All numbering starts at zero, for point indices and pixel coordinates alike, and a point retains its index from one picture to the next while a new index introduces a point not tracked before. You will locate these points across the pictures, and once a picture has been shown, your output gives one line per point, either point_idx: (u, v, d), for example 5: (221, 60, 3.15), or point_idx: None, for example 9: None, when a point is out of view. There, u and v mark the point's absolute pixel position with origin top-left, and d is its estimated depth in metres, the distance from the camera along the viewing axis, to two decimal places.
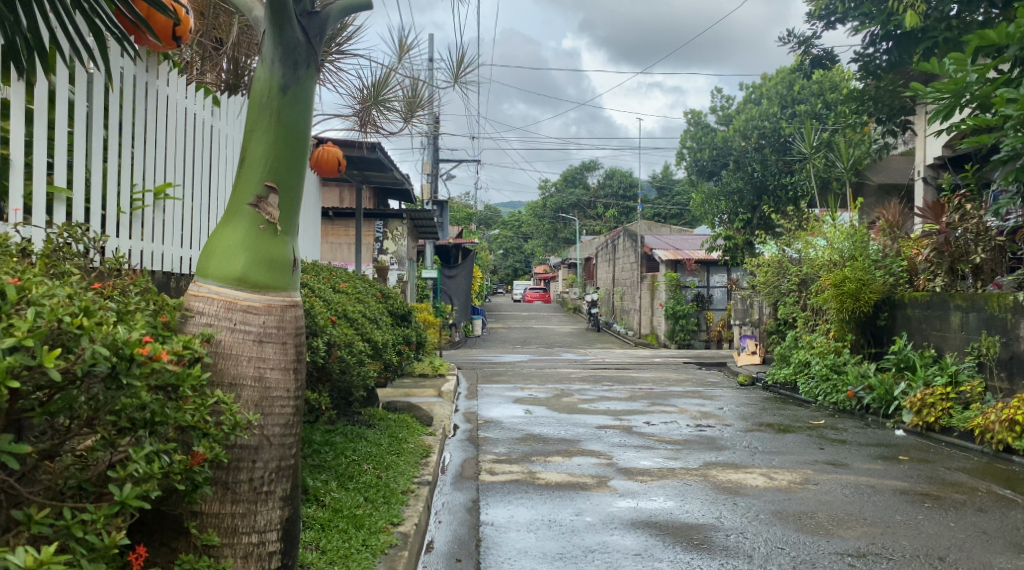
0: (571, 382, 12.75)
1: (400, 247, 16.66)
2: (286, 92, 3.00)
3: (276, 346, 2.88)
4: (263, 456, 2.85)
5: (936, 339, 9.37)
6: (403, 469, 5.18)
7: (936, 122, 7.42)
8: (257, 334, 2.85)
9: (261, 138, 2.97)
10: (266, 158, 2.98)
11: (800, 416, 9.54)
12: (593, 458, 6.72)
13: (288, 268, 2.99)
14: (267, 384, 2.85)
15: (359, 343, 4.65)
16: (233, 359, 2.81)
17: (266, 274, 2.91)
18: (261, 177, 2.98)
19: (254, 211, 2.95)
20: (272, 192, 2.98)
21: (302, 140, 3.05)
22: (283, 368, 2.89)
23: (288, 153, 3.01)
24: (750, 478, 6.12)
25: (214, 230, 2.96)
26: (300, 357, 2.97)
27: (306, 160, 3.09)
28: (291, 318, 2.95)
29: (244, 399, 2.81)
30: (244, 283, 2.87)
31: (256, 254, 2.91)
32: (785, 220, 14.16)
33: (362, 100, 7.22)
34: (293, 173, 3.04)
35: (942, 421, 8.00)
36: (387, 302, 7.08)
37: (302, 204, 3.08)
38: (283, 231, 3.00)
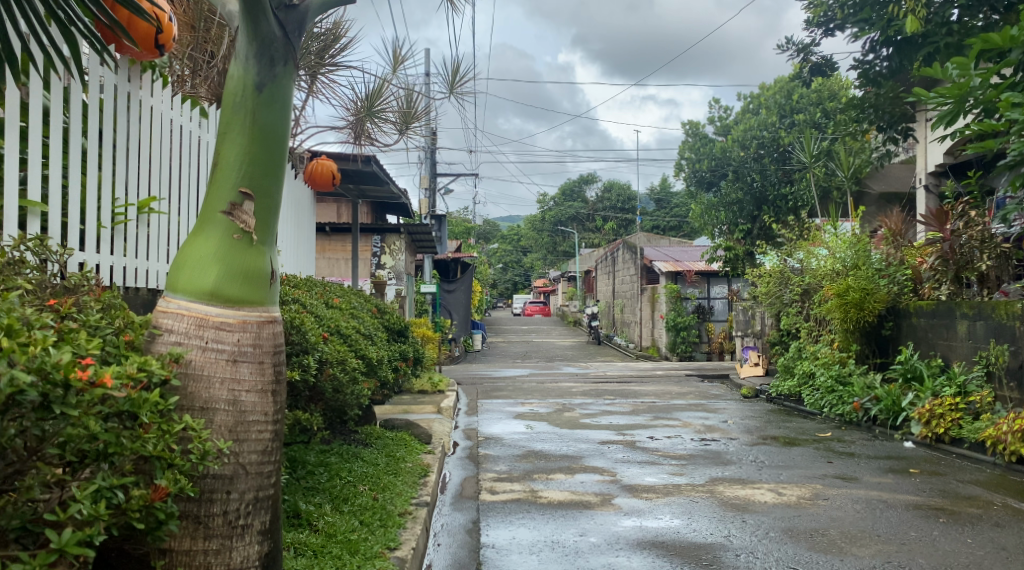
0: (573, 396, 12.58)
1: (398, 262, 16.52)
2: (262, 91, 2.85)
3: (251, 365, 2.73)
4: (239, 487, 2.69)
5: (942, 349, 9.21)
6: (400, 490, 5.02)
7: (940, 127, 7.28)
8: (230, 353, 2.70)
9: (234, 141, 2.83)
10: (239, 162, 2.83)
11: (806, 428, 9.37)
12: (596, 475, 6.55)
13: (264, 279, 2.85)
14: (242, 408, 2.70)
15: (352, 360, 4.50)
16: (204, 381, 2.66)
17: (240, 286, 2.77)
18: (235, 182, 2.83)
19: (227, 219, 2.81)
20: (246, 198, 2.83)
21: (279, 143, 2.90)
22: (259, 390, 2.74)
23: (265, 157, 2.87)
24: (758, 494, 5.96)
25: (185, 241, 2.82)
26: (278, 378, 2.82)
27: (284, 162, 2.94)
28: (268, 335, 2.80)
29: (217, 423, 2.66)
30: (216, 298, 2.74)
31: (230, 265, 2.77)
32: (785, 230, 14.04)
33: (356, 112, 7.12)
34: (269, 178, 2.89)
35: (952, 432, 7.84)
36: (383, 317, 6.93)
37: (279, 211, 2.93)
38: (259, 239, 2.85)
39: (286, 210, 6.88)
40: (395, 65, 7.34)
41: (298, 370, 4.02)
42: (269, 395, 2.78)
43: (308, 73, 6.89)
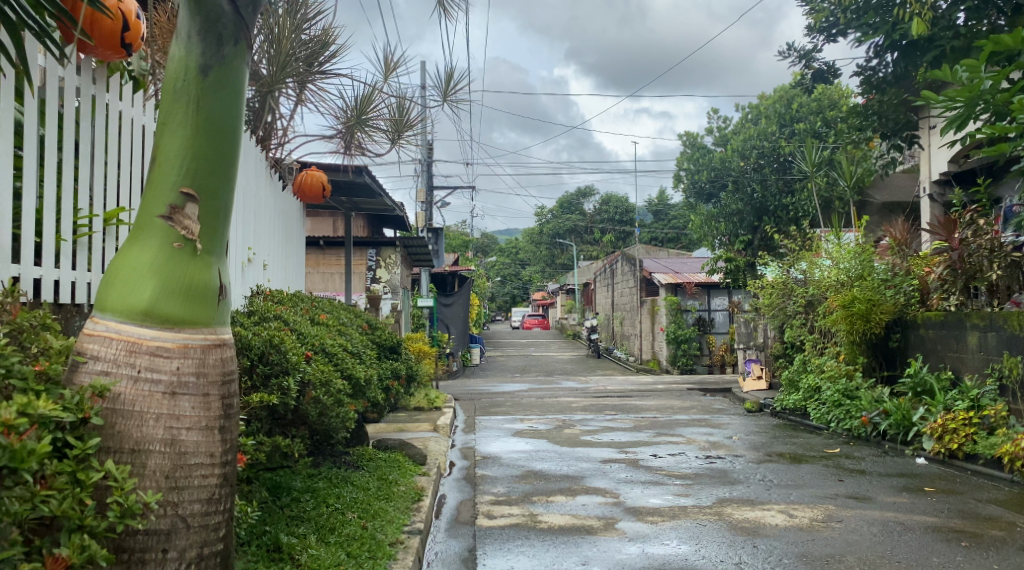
0: (573, 411, 12.27)
1: (393, 276, 16.59)
2: (208, 76, 2.59)
3: (192, 397, 2.48)
4: (178, 544, 2.45)
5: (953, 361, 8.95)
6: (392, 517, 4.74)
7: (950, 132, 7.02)
8: (167, 385, 2.46)
9: (177, 135, 2.57)
10: (183, 158, 2.57)
11: (813, 444, 9.08)
12: (598, 497, 6.26)
13: (212, 296, 2.60)
14: (181, 448, 2.45)
15: (338, 381, 4.25)
16: (136, 419, 2.42)
17: (181, 304, 2.52)
18: (176, 182, 2.57)
19: (166, 225, 2.55)
20: (190, 200, 2.57)
21: (230, 136, 2.63)
22: (204, 428, 2.49)
23: (213, 150, 2.60)
24: (769, 516, 5.67)
25: (120, 252, 2.57)
26: (227, 412, 2.57)
27: (236, 158, 2.67)
28: (214, 362, 2.55)
29: (151, 468, 2.42)
30: (151, 317, 2.49)
31: (169, 279, 2.52)
32: (788, 240, 13.78)
33: (345, 121, 6.88)
34: (216, 175, 2.62)
35: (966, 448, 7.56)
36: (374, 333, 6.65)
37: (230, 213, 2.67)
38: (204, 247, 2.59)
39: (274, 223, 6.64)
40: (387, 72, 7.11)
41: (278, 393, 3.82)
42: (215, 430, 2.53)
43: (296, 82, 6.67)
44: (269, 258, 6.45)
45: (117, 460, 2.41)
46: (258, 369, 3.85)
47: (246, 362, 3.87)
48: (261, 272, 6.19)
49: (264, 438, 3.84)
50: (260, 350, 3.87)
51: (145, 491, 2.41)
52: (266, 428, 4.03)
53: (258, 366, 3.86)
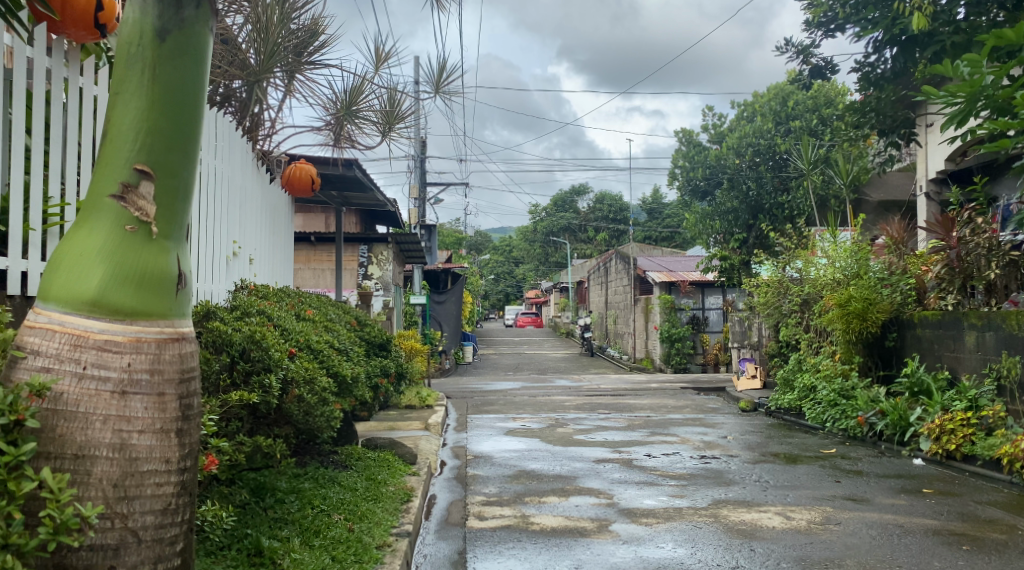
0: (567, 410, 12.15)
1: (385, 272, 16.09)
2: (166, 41, 2.44)
3: (145, 397, 2.34)
4: (128, 559, 2.31)
5: (950, 361, 8.87)
6: (380, 519, 4.61)
7: (951, 128, 6.89)
8: (116, 383, 2.32)
9: (131, 105, 2.41)
10: (137, 131, 2.42)
11: (809, 444, 8.98)
12: (592, 498, 6.14)
13: (169, 285, 2.45)
14: (132, 453, 2.31)
15: (323, 379, 4.11)
16: (80, 422, 2.28)
17: (133, 293, 2.37)
18: (130, 158, 2.41)
19: (118, 205, 2.40)
20: (144, 177, 2.42)
21: (192, 107, 2.48)
22: (158, 431, 2.35)
23: (172, 120, 2.44)
24: (765, 518, 5.56)
25: (67, 235, 2.42)
26: (185, 415, 2.42)
27: (199, 131, 2.52)
28: (171, 358, 2.40)
29: (97, 476, 2.28)
30: (100, 308, 2.33)
31: (120, 265, 2.37)
32: (783, 238, 13.67)
33: (334, 112, 6.75)
34: (174, 149, 2.46)
35: (964, 449, 7.44)
36: (362, 330, 6.51)
37: (190, 192, 2.52)
38: (160, 230, 2.44)
39: (262, 216, 6.51)
40: (378, 64, 6.98)
41: (259, 390, 3.71)
42: (172, 433, 2.38)
43: (285, 71, 6.54)
44: (256, 252, 6.31)
45: (60, 466, 2.27)
46: (239, 366, 3.77)
47: (227, 359, 3.79)
48: (247, 267, 6.05)
49: (244, 438, 3.71)
50: (241, 347, 3.79)
51: (87, 503, 2.26)
52: (247, 427, 3.92)
53: (239, 364, 3.78)
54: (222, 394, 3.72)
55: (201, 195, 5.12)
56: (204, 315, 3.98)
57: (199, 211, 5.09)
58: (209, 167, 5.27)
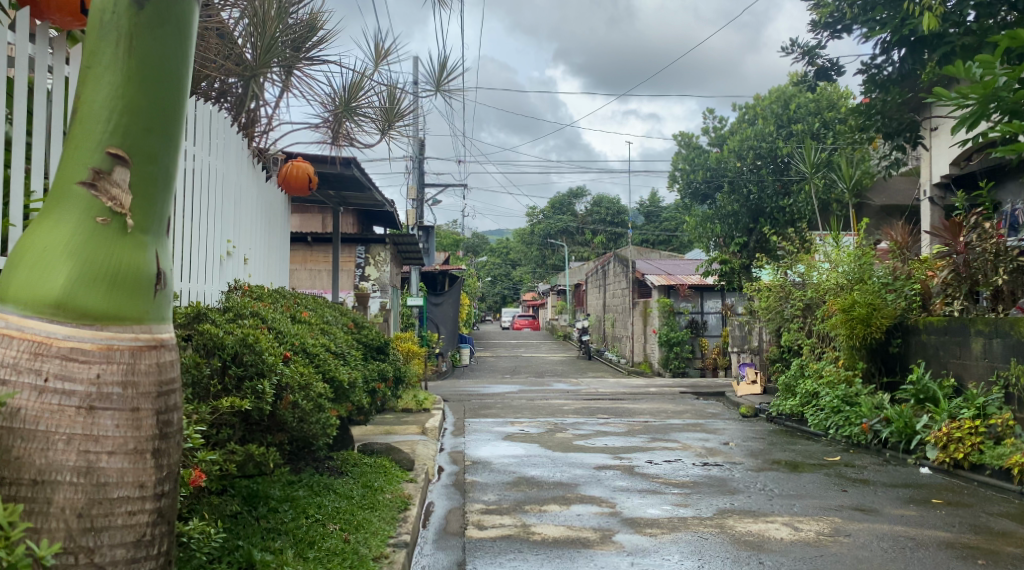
0: (566, 414, 11.99)
1: (383, 273, 15.94)
2: (144, 9, 2.22)
3: (116, 412, 2.12)
4: None
5: (955, 368, 8.73)
6: (376, 529, 4.46)
7: (962, 131, 6.76)
8: (83, 398, 2.09)
9: (105, 82, 2.19)
10: (111, 110, 2.19)
11: (812, 452, 8.83)
12: (593, 506, 5.98)
13: (147, 286, 2.23)
14: (99, 479, 2.09)
15: (319, 384, 3.97)
16: (41, 443, 2.06)
17: (104, 295, 2.16)
18: (103, 141, 2.19)
19: (88, 194, 2.18)
20: (119, 162, 2.20)
21: (174, 85, 2.25)
22: (130, 451, 2.13)
23: (151, 99, 2.22)
24: (773, 529, 5.41)
25: (29, 228, 2.20)
26: (164, 433, 2.20)
27: (182, 111, 2.29)
28: (147, 368, 2.19)
29: (59, 505, 2.06)
30: (64, 311, 2.12)
31: (89, 264, 2.15)
32: (785, 242, 13.53)
33: (333, 109, 6.60)
34: (153, 130, 2.23)
35: (972, 458, 7.28)
36: (359, 332, 6.35)
37: (171, 180, 2.30)
38: (135, 223, 2.23)
39: (257, 214, 6.35)
40: (378, 61, 6.84)
41: (252, 397, 3.55)
42: (147, 453, 2.16)
43: (283, 67, 6.40)
44: (251, 252, 6.15)
45: (18, 493, 2.05)
46: (231, 371, 3.62)
47: (219, 363, 3.64)
48: (240, 266, 5.87)
49: (236, 447, 3.55)
50: (233, 350, 3.63)
51: (47, 534, 2.05)
52: (240, 434, 3.76)
53: (231, 368, 3.63)
54: (212, 400, 3.57)
55: (193, 192, 4.95)
56: (195, 317, 3.83)
57: (192, 209, 4.93)
58: (202, 164, 5.10)
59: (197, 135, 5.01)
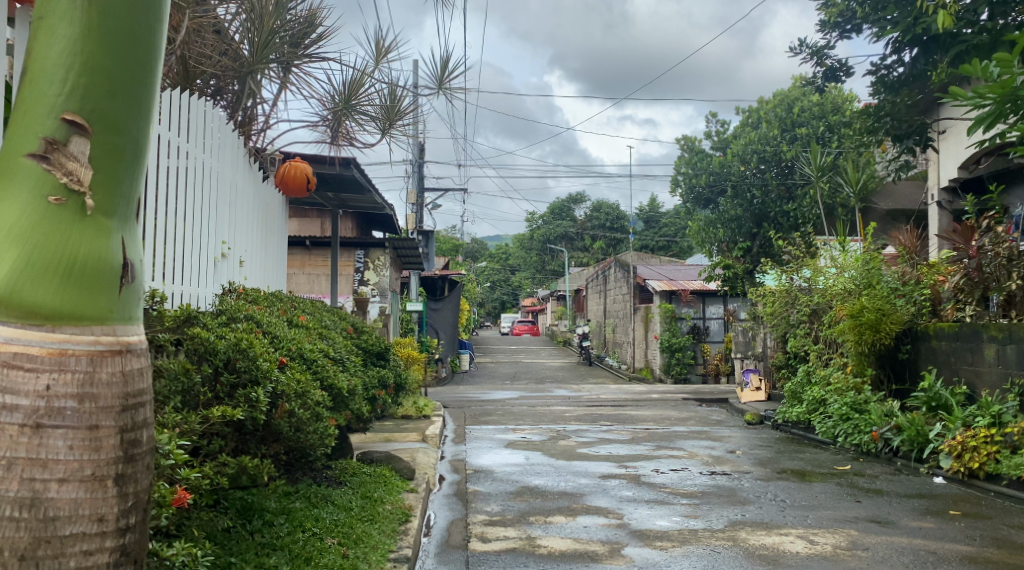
0: (568, 421, 11.78)
1: (382, 278, 15.80)
2: None
3: (69, 432, 1.91)
4: None
5: (967, 375, 8.55)
6: (376, 543, 4.27)
7: (979, 131, 6.58)
8: (30, 414, 1.89)
9: (60, 34, 1.97)
10: (68, 68, 1.97)
11: (822, 460, 8.62)
12: (600, 518, 5.79)
13: (111, 278, 2.00)
14: (48, 512, 1.87)
15: (316, 391, 3.77)
16: None
17: (55, 288, 1.92)
18: (57, 107, 1.97)
19: (41, 169, 1.96)
20: (76, 131, 1.97)
21: (143, 41, 2.03)
22: (87, 477, 1.91)
23: (118, 55, 2.00)
24: (788, 542, 5.21)
25: None
26: (129, 456, 1.97)
27: (153, 74, 2.08)
28: (108, 378, 1.97)
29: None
30: (9, 305, 1.89)
31: (39, 250, 1.92)
32: (790, 247, 13.35)
33: (333, 107, 6.45)
34: (114, 91, 2.00)
35: (988, 467, 7.07)
36: (359, 337, 6.16)
37: (139, 150, 2.06)
38: (96, 204, 2.00)
39: (253, 214, 6.14)
40: (379, 58, 6.69)
41: (245, 405, 3.36)
42: (108, 479, 1.94)
43: (281, 63, 6.27)
44: (247, 254, 5.97)
45: None
46: (222, 378, 3.44)
47: (210, 369, 3.45)
48: (236, 269, 5.68)
49: (227, 459, 3.35)
50: (225, 356, 3.47)
51: None
52: (231, 445, 3.57)
53: (223, 375, 3.45)
54: (203, 409, 3.36)
55: (185, 190, 4.74)
56: (185, 320, 3.65)
57: (184, 208, 4.72)
58: (196, 160, 4.91)
59: (190, 130, 4.81)
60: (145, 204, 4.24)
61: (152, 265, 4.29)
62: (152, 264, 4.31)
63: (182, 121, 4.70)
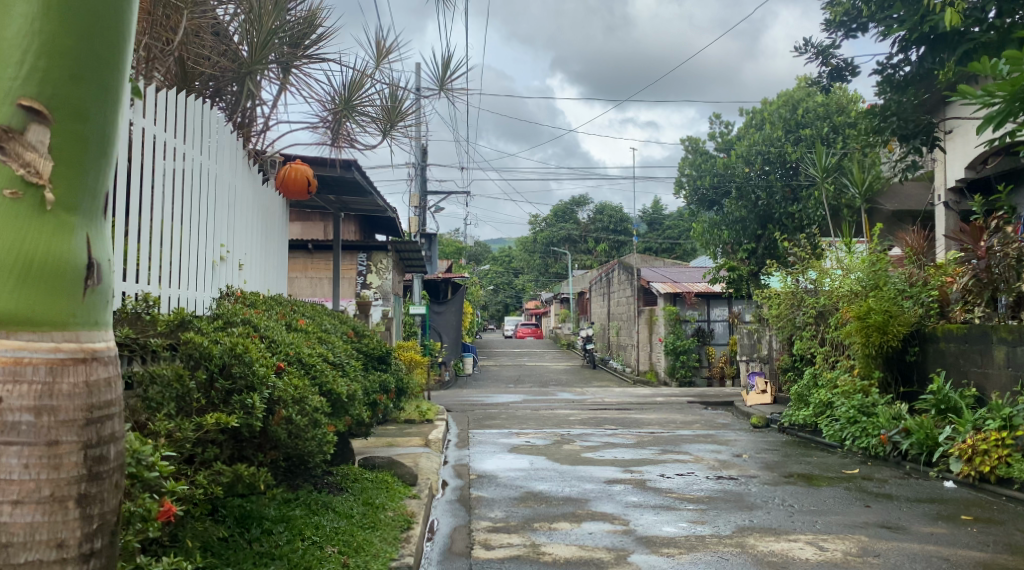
0: (572, 425, 11.69)
1: (385, 281, 15.72)
2: None
3: (26, 448, 1.79)
4: None
5: (977, 377, 8.43)
6: (377, 551, 4.18)
7: (989, 129, 6.47)
8: None
9: (18, 10, 1.83)
10: (25, 48, 1.84)
11: (830, 464, 8.52)
12: (605, 524, 5.69)
13: (74, 281, 1.88)
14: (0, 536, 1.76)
15: (315, 397, 3.68)
16: None
17: (11, 290, 1.80)
18: (14, 89, 1.83)
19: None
20: (35, 118, 1.85)
21: (112, 24, 1.93)
22: (46, 497, 1.80)
23: (84, 39, 1.89)
24: (797, 549, 5.11)
25: None
26: (92, 473, 1.85)
27: (122, 60, 1.98)
28: (71, 389, 1.85)
29: None
30: None
31: None
32: (795, 248, 13.26)
33: (333, 109, 6.37)
34: (78, 75, 1.89)
35: (999, 471, 6.96)
36: (360, 341, 6.08)
37: (105, 137, 1.94)
38: (57, 198, 1.88)
39: (253, 217, 6.06)
40: (379, 59, 6.61)
41: (241, 412, 3.30)
42: (71, 500, 1.82)
43: (280, 65, 6.20)
44: (247, 258, 5.90)
45: None
46: (217, 385, 3.38)
47: (204, 375, 3.40)
48: (235, 272, 5.61)
49: (222, 467, 3.27)
50: (221, 361, 3.40)
51: None
52: (227, 452, 3.50)
53: (218, 381, 3.39)
54: (197, 416, 3.31)
55: (182, 193, 4.66)
56: (179, 325, 3.62)
57: (182, 211, 4.65)
58: (194, 163, 4.84)
59: (188, 132, 4.74)
60: (143, 207, 4.17)
61: (148, 269, 4.24)
62: (149, 268, 4.26)
63: (180, 123, 4.63)
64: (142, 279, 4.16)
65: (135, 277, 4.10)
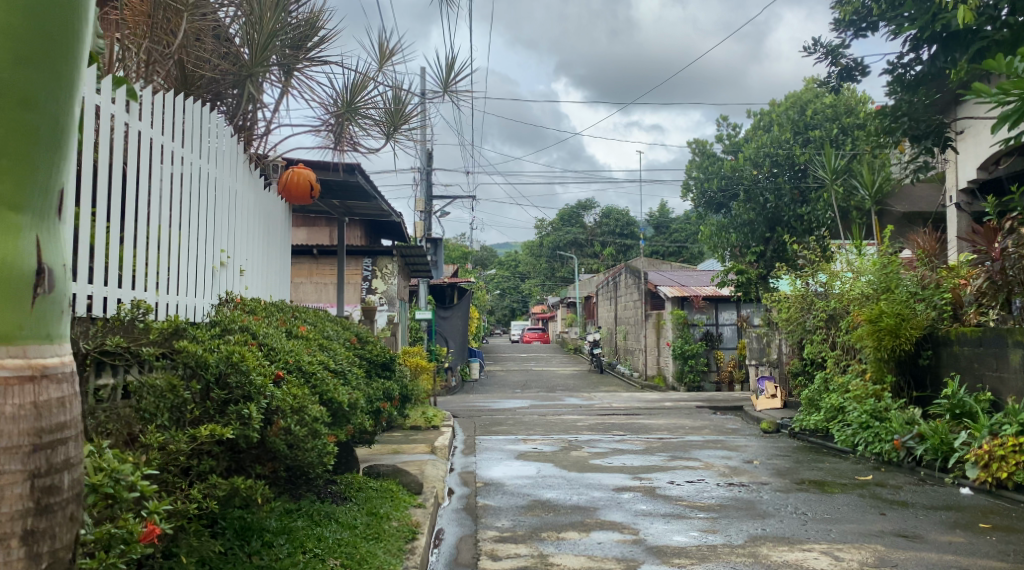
0: (580, 431, 11.55)
1: (391, 286, 15.58)
2: None
3: None
4: None
5: (992, 381, 8.29)
6: (381, 564, 4.06)
7: (1005, 128, 6.34)
8: None
9: None
10: None
11: (842, 470, 8.38)
12: (615, 533, 5.57)
13: (20, 279, 1.89)
14: None
15: (315, 407, 3.57)
16: None
17: None
18: None
19: None
20: None
21: (69, 20, 1.95)
22: None
23: (38, 35, 1.90)
24: (811, 559, 4.99)
25: None
26: (34, 510, 1.86)
27: (78, 55, 2.00)
28: (17, 414, 1.86)
29: None
30: None
31: None
32: (805, 250, 13.11)
33: (335, 112, 6.27)
34: (26, 67, 1.89)
35: (1017, 477, 6.82)
36: (363, 348, 5.97)
37: (53, 130, 1.95)
38: (4, 196, 1.88)
39: (254, 222, 5.97)
40: (382, 61, 6.51)
41: (237, 423, 3.22)
42: (15, 536, 1.84)
43: (282, 68, 6.11)
44: (249, 264, 5.81)
45: None
46: (213, 394, 3.31)
47: (201, 385, 3.34)
48: (236, 278, 5.51)
49: (218, 480, 3.16)
50: (217, 370, 3.34)
51: None
52: (224, 464, 3.41)
53: (214, 390, 3.33)
54: (191, 426, 3.25)
55: (182, 199, 4.59)
56: (173, 332, 3.57)
57: (181, 216, 4.56)
58: (196, 167, 4.76)
59: (187, 136, 4.65)
60: (141, 213, 4.09)
61: (145, 274, 4.14)
62: (146, 273, 4.16)
63: (180, 127, 4.55)
64: (139, 285, 4.06)
65: (131, 283, 4.01)
